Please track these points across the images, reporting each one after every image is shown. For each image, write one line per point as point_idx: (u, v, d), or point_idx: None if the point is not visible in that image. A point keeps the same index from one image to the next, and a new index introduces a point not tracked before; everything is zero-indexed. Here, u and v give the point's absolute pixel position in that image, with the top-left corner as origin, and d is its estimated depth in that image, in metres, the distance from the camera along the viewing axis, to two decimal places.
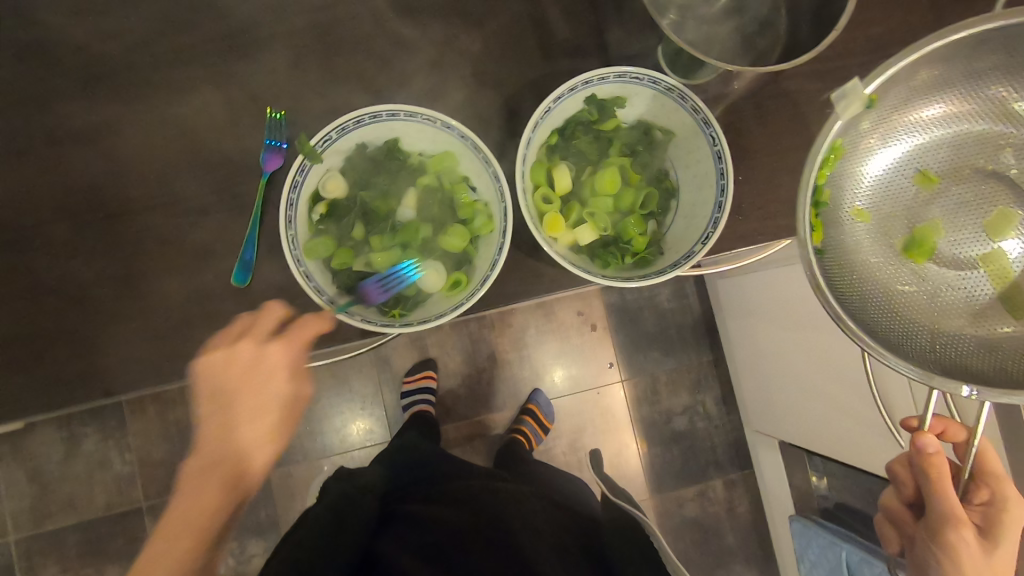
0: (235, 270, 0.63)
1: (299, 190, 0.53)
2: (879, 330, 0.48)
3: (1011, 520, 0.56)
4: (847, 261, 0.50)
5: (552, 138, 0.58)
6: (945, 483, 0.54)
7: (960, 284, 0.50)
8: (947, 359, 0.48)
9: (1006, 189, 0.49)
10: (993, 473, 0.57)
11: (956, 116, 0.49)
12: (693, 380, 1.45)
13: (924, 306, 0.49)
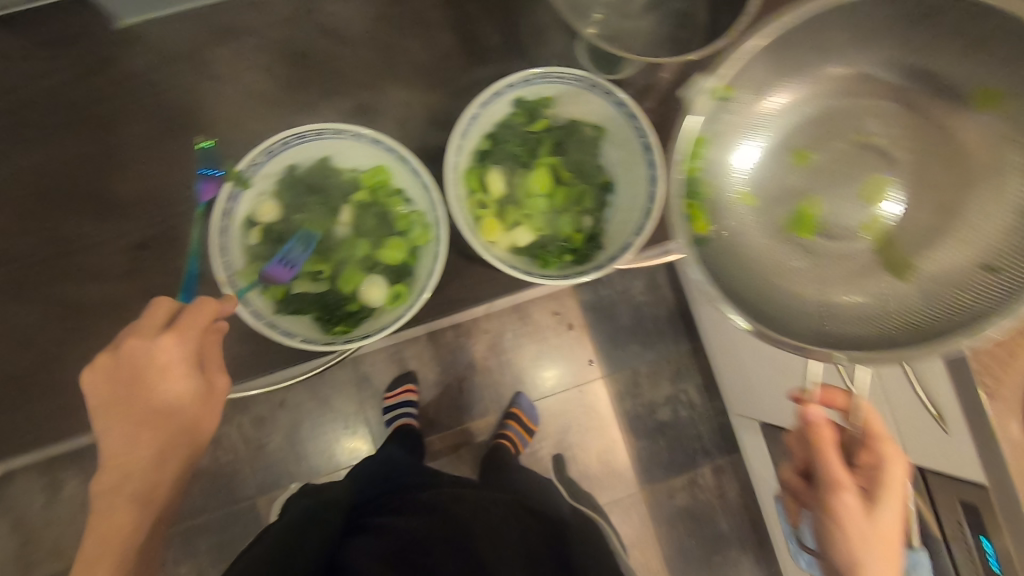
0: (178, 301, 0.63)
1: (230, 216, 0.53)
2: (765, 315, 0.42)
3: (891, 481, 0.52)
4: (727, 251, 0.44)
5: (484, 144, 0.59)
6: (824, 450, 0.52)
7: (849, 260, 0.44)
8: (844, 338, 0.42)
9: (878, 154, 0.44)
10: (875, 432, 0.53)
11: (830, 75, 0.44)
12: (673, 370, 1.46)
13: (817, 283, 0.44)
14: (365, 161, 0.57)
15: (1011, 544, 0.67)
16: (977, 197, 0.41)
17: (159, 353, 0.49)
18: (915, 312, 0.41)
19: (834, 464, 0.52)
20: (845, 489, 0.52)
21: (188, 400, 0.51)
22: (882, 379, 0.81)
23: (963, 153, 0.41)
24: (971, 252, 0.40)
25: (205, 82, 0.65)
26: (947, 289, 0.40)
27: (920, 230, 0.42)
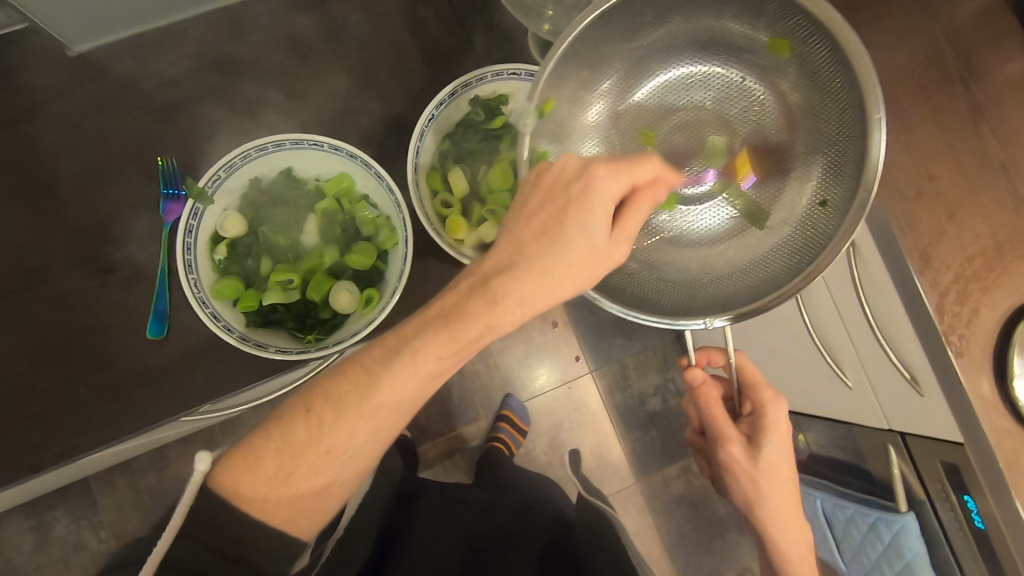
0: (150, 322, 0.64)
1: (194, 234, 0.53)
2: (659, 296, 0.56)
3: (769, 420, 0.66)
4: None
5: (444, 144, 0.61)
6: (710, 405, 0.68)
7: (707, 216, 0.58)
8: (722, 291, 0.56)
9: (709, 120, 0.56)
10: (750, 385, 0.68)
11: (643, 73, 0.55)
12: (659, 360, 1.47)
13: (688, 253, 0.57)
14: (328, 170, 0.58)
15: (992, 499, 0.68)
16: (779, 154, 0.55)
17: (588, 183, 0.48)
18: (770, 252, 0.55)
19: (721, 415, 0.67)
20: (732, 437, 0.66)
21: (590, 254, 0.49)
22: (858, 349, 0.82)
23: (768, 115, 0.55)
24: (790, 195, 0.55)
25: (163, 103, 0.65)
26: (784, 229, 0.55)
27: (754, 189, 0.56)
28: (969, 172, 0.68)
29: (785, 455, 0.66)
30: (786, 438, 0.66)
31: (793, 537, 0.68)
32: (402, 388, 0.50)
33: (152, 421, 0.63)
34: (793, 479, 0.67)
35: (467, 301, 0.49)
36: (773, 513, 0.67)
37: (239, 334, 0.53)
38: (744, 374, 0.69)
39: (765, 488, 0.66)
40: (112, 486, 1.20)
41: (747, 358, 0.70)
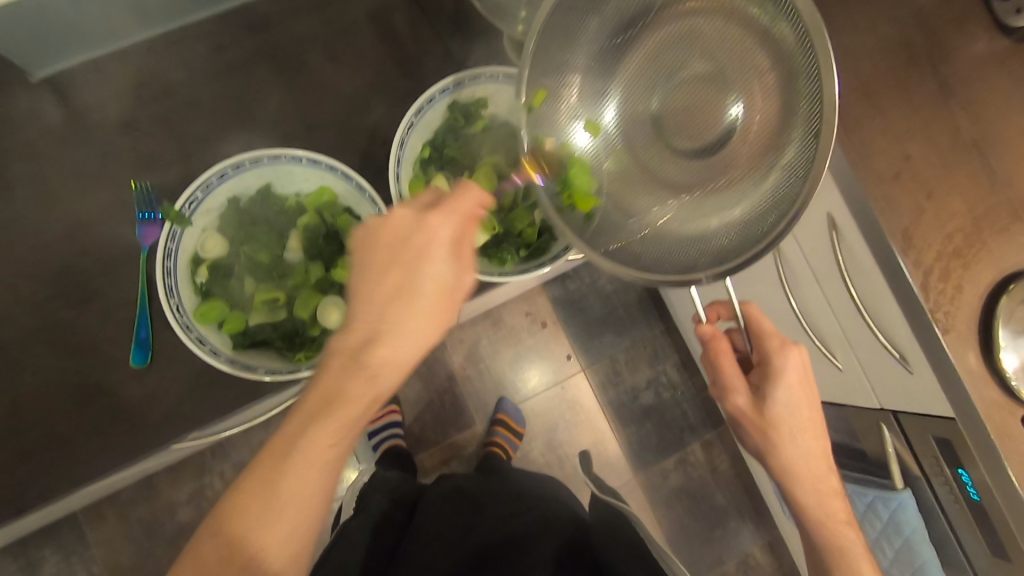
0: (132, 351, 0.62)
1: (174, 258, 0.52)
2: (665, 261, 0.53)
3: (774, 368, 0.65)
4: (613, 214, 0.53)
5: (425, 151, 0.60)
6: (720, 359, 0.67)
7: (713, 163, 0.52)
8: (729, 244, 0.52)
9: (699, 58, 0.50)
10: (758, 333, 0.66)
11: (622, 29, 0.50)
12: (651, 353, 1.48)
13: (695, 210, 0.53)
14: (307, 184, 0.56)
15: (984, 470, 0.70)
16: (774, 93, 0.50)
17: (428, 232, 0.49)
18: (775, 197, 0.51)
19: (730, 366, 0.66)
20: (736, 389, 0.66)
21: (443, 291, 0.50)
22: (845, 330, 0.84)
23: (754, 43, 0.49)
24: (790, 131, 0.50)
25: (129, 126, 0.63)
26: (782, 170, 0.50)
27: (753, 126, 0.50)
28: (944, 150, 0.69)
29: (802, 399, 0.65)
30: (800, 381, 0.65)
31: (819, 481, 0.67)
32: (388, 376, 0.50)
33: (147, 448, 0.62)
34: (815, 421, 0.66)
35: (348, 383, 0.49)
36: (794, 459, 0.65)
37: (227, 357, 0.52)
38: (755, 325, 0.66)
39: (781, 432, 0.65)
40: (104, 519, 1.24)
41: (756, 306, 0.67)
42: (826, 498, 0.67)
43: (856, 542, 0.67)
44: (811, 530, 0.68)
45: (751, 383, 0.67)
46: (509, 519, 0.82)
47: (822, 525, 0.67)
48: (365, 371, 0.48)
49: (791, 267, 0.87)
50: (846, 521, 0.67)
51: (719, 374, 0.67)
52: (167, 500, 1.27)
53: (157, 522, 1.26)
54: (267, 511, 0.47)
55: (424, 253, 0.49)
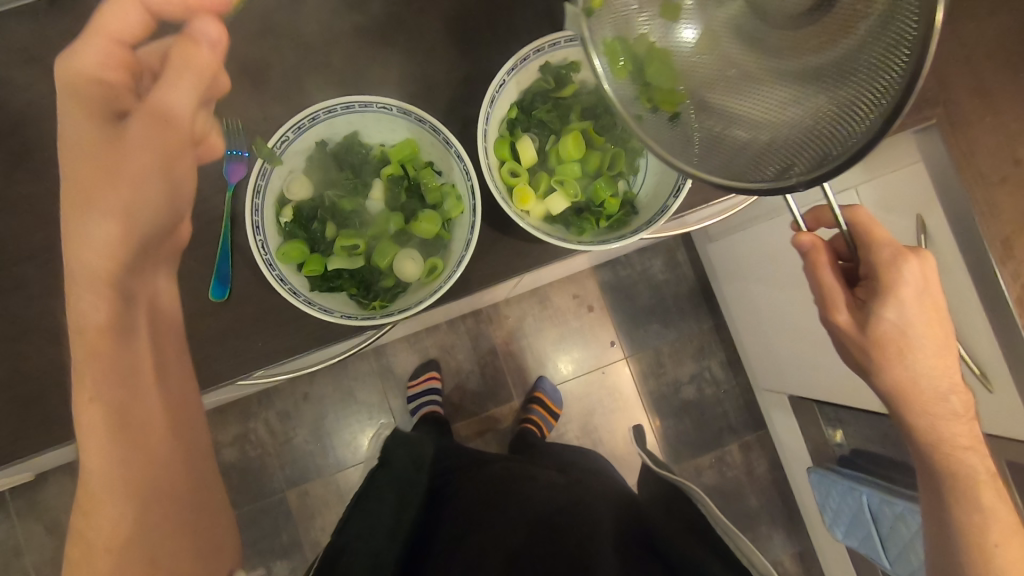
0: (211, 285, 0.59)
1: (262, 195, 0.52)
2: (745, 169, 0.46)
3: (894, 276, 0.55)
4: (706, 122, 0.47)
5: (512, 113, 0.59)
6: (823, 269, 0.57)
7: (810, 40, 0.44)
8: (825, 144, 0.43)
9: None
10: (869, 237, 0.56)
11: None
12: (696, 347, 1.45)
13: (786, 100, 0.45)
14: (394, 135, 0.57)
15: None
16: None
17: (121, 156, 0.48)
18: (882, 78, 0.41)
19: (830, 281, 0.58)
20: (839, 306, 0.58)
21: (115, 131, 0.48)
22: None
23: None
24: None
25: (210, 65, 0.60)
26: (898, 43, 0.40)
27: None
28: None
29: (921, 313, 0.56)
30: (916, 295, 0.55)
31: (942, 400, 0.60)
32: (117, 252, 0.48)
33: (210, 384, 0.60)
34: (938, 335, 0.58)
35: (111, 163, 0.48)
36: (924, 374, 0.59)
37: (305, 298, 0.52)
38: (867, 232, 0.56)
39: (896, 359, 0.58)
40: None
41: (864, 209, 0.57)
42: (950, 416, 0.61)
43: (983, 468, 0.63)
44: (943, 482, 0.64)
45: (859, 299, 0.58)
46: (568, 492, 0.82)
47: (949, 470, 0.63)
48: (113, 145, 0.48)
49: None
50: (974, 440, 0.63)
51: (824, 284, 0.58)
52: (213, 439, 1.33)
53: None
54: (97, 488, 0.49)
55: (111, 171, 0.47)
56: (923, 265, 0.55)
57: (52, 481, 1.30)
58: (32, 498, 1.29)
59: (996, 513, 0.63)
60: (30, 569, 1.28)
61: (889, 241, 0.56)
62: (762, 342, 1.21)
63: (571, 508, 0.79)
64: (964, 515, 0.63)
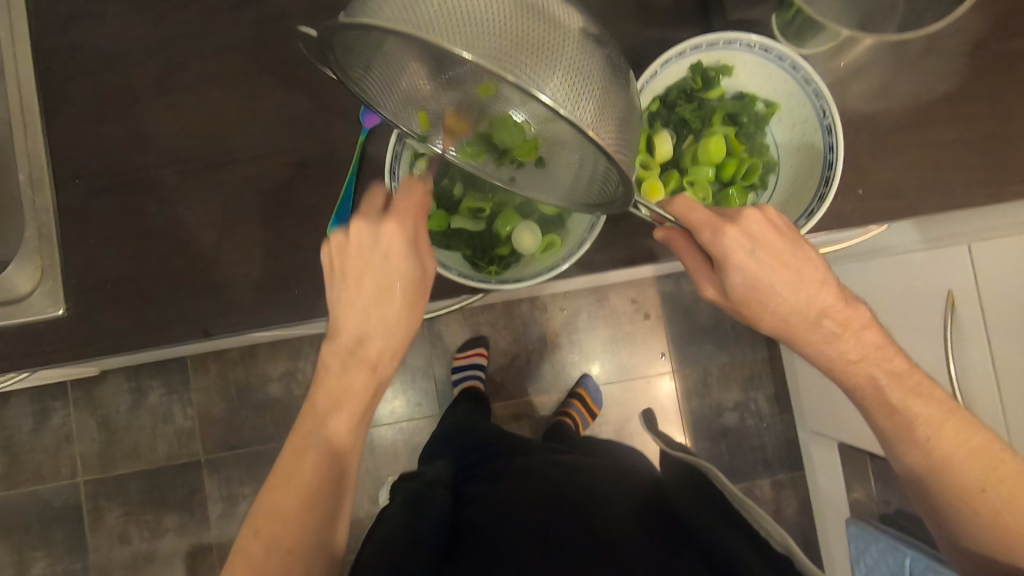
0: (330, 221, 0.59)
1: (403, 146, 0.55)
2: (585, 188, 0.51)
3: (714, 250, 0.52)
4: (556, 170, 0.52)
5: (653, 105, 0.58)
6: (678, 247, 0.56)
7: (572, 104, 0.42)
8: (606, 169, 0.46)
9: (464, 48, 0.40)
10: (688, 218, 0.52)
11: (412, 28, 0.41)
12: (746, 375, 1.43)
13: (589, 157, 0.47)
14: None
15: None
16: (423, 27, 0.40)
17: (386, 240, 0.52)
18: (603, 115, 0.43)
19: (692, 259, 0.56)
20: (705, 279, 0.57)
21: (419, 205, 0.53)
22: (1004, 406, 0.76)
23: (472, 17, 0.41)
24: (528, 60, 0.41)
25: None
26: (555, 101, 0.41)
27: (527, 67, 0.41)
28: None
29: (762, 268, 0.52)
30: (747, 257, 0.52)
31: (816, 328, 0.55)
32: (385, 339, 0.55)
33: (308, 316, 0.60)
34: (792, 279, 0.53)
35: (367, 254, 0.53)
36: (795, 319, 0.55)
37: (426, 250, 0.55)
38: (681, 210, 0.52)
39: (762, 313, 0.55)
40: (206, 371, 1.37)
41: (678, 195, 0.53)
42: (833, 341, 0.56)
43: (901, 389, 0.57)
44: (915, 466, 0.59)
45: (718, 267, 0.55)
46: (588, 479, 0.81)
47: (909, 438, 0.58)
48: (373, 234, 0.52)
49: (962, 327, 0.79)
50: (868, 351, 0.56)
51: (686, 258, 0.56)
52: (263, 371, 1.37)
53: (250, 387, 1.37)
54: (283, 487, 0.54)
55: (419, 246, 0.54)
56: (742, 226, 0.51)
57: (111, 380, 1.36)
58: (89, 393, 1.36)
59: (983, 454, 0.57)
60: (77, 457, 1.35)
61: (704, 218, 0.52)
62: (821, 384, 1.18)
63: (586, 487, 0.78)
64: (952, 481, 0.57)
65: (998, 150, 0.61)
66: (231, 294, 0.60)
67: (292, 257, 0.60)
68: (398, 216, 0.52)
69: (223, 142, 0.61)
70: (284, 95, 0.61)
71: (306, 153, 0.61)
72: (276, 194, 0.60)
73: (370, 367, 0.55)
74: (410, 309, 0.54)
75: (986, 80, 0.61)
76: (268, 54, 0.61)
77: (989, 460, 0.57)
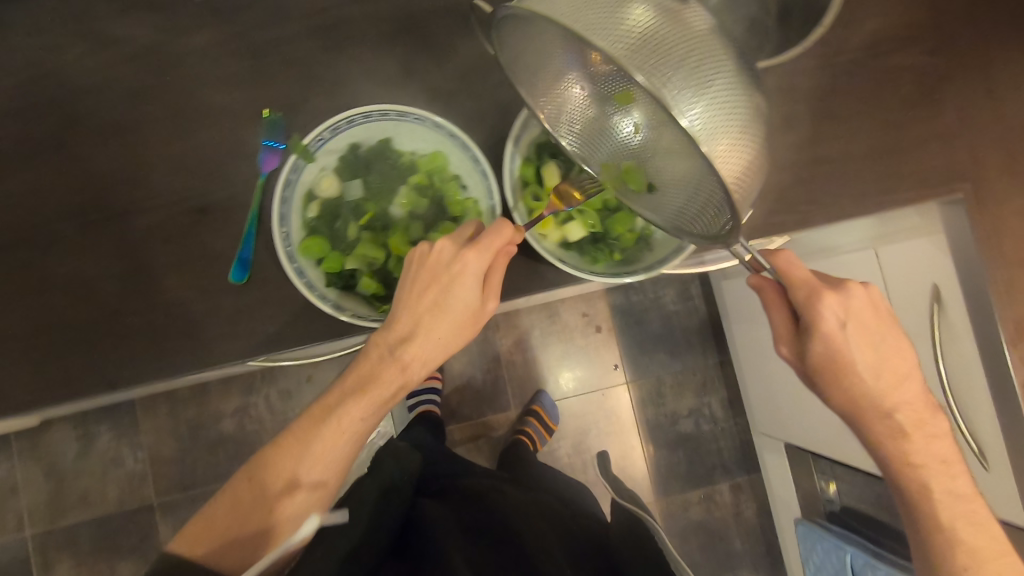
0: (233, 266, 0.60)
1: (292, 189, 0.56)
2: (689, 219, 0.51)
3: (813, 316, 0.57)
4: (670, 192, 0.51)
5: (542, 137, 0.61)
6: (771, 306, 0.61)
7: (711, 132, 0.41)
8: (721, 198, 0.45)
9: (628, 51, 0.40)
10: (805, 285, 0.57)
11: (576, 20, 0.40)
12: (699, 382, 1.45)
13: (710, 187, 0.45)
14: (426, 146, 0.59)
15: None
16: (587, 27, 0.40)
17: (461, 267, 0.53)
18: (737, 145, 0.42)
19: (779, 317, 0.61)
20: (781, 340, 0.61)
21: (462, 319, 0.55)
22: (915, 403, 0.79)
23: (655, 27, 0.41)
24: (681, 76, 0.40)
25: (260, 50, 0.62)
26: (698, 123, 0.40)
27: (679, 85, 0.40)
28: None
29: (850, 341, 0.58)
30: (839, 327, 0.57)
31: (884, 415, 0.61)
32: (425, 360, 0.56)
33: (215, 363, 0.59)
34: (873, 359, 0.59)
35: (384, 366, 0.55)
36: (858, 397, 0.60)
37: (319, 292, 0.55)
38: (785, 271, 0.58)
39: (836, 381, 0.60)
40: (156, 413, 1.35)
41: (783, 250, 0.59)
42: (895, 433, 0.61)
43: (945, 489, 0.62)
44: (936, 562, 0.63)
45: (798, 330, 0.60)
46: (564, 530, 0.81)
47: (943, 535, 0.62)
48: (398, 365, 0.55)
49: None
50: (927, 448, 0.62)
51: (777, 319, 0.61)
52: (215, 408, 1.35)
53: (201, 425, 1.35)
54: (303, 459, 0.56)
55: (462, 326, 0.56)
56: (843, 297, 0.57)
57: (56, 428, 1.33)
58: (33, 443, 1.33)
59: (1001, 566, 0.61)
60: (25, 508, 1.32)
61: (807, 279, 0.58)
62: (767, 387, 1.20)
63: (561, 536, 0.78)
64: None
65: (881, 161, 0.64)
66: (136, 345, 0.60)
67: (196, 303, 0.60)
68: (478, 249, 0.53)
69: (124, 191, 0.61)
70: (183, 142, 0.61)
71: (206, 199, 0.61)
72: (179, 242, 0.61)
73: (400, 374, 0.56)
74: (456, 338, 0.56)
75: (866, 96, 0.64)
76: (166, 104, 0.61)
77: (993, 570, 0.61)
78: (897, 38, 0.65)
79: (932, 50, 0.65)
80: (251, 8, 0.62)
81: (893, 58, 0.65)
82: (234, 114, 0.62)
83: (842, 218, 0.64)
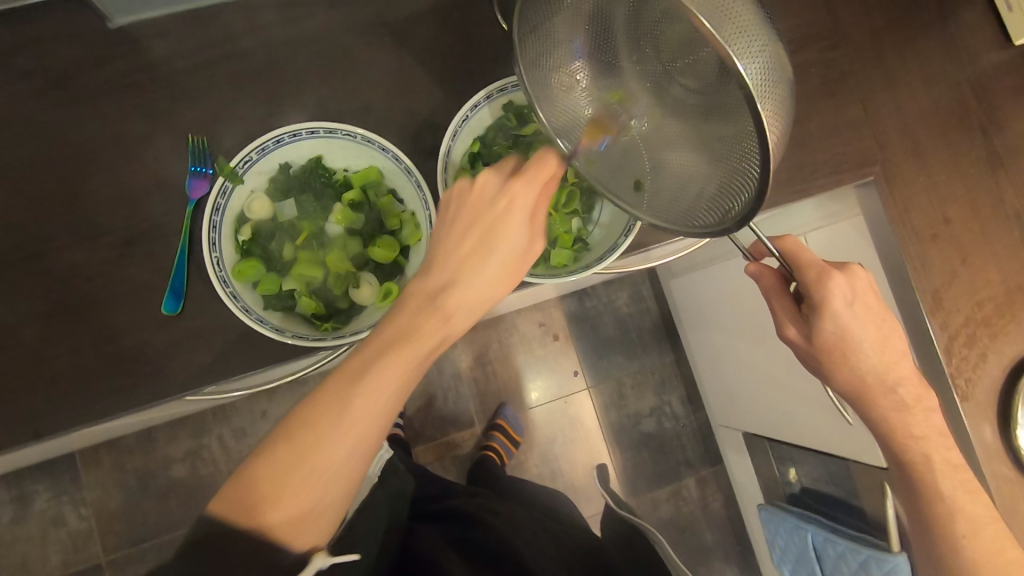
0: (164, 298, 0.58)
1: (222, 213, 0.55)
2: (687, 213, 0.51)
3: (823, 296, 0.59)
4: (663, 193, 0.52)
5: (475, 146, 0.62)
6: (771, 287, 0.64)
7: (757, 91, 0.41)
8: (745, 174, 0.45)
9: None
10: (811, 265, 0.59)
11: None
12: (657, 381, 1.48)
13: (737, 161, 0.45)
14: (358, 162, 0.59)
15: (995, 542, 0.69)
16: None
17: (509, 200, 0.52)
18: (776, 114, 0.43)
19: (783, 297, 0.63)
20: (787, 322, 0.64)
21: (510, 260, 0.53)
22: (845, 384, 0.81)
23: None
24: (741, 31, 0.40)
25: (182, 77, 0.61)
26: (751, 78, 0.40)
27: (739, 39, 0.40)
28: (982, 216, 0.69)
29: (857, 322, 0.60)
30: (845, 308, 0.59)
31: (876, 393, 0.63)
32: (472, 295, 0.52)
33: (152, 398, 0.57)
34: (877, 337, 0.61)
35: (420, 321, 0.50)
36: (852, 369, 0.62)
37: (257, 316, 0.54)
38: (794, 253, 0.60)
39: (841, 364, 0.62)
40: (99, 465, 1.27)
41: (790, 236, 0.61)
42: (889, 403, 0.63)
43: (955, 477, 0.63)
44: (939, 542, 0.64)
45: (804, 312, 0.63)
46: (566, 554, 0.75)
47: (951, 526, 0.62)
48: (441, 314, 0.50)
49: None
50: (935, 430, 0.63)
51: (785, 298, 0.63)
52: (164, 454, 1.28)
53: (149, 473, 1.28)
54: (304, 464, 0.46)
55: (507, 263, 0.53)
56: (850, 280, 0.59)
57: None
58: None
59: (1000, 550, 0.62)
60: None
61: (815, 263, 0.60)
62: (722, 378, 1.22)
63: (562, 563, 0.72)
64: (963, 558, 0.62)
65: (799, 151, 0.68)
66: (64, 389, 0.56)
67: (127, 339, 0.58)
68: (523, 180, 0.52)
69: (42, 227, 0.58)
70: (105, 174, 0.59)
71: (133, 231, 0.59)
72: (105, 277, 0.58)
73: (447, 315, 0.51)
74: (502, 281, 0.53)
75: None
76: (84, 136, 0.59)
77: (998, 547, 0.62)
78: (803, 36, 0.69)
79: (834, 45, 0.69)
80: (171, 35, 0.61)
81: (801, 55, 0.69)
82: (159, 142, 0.60)
83: (767, 206, 0.67)
